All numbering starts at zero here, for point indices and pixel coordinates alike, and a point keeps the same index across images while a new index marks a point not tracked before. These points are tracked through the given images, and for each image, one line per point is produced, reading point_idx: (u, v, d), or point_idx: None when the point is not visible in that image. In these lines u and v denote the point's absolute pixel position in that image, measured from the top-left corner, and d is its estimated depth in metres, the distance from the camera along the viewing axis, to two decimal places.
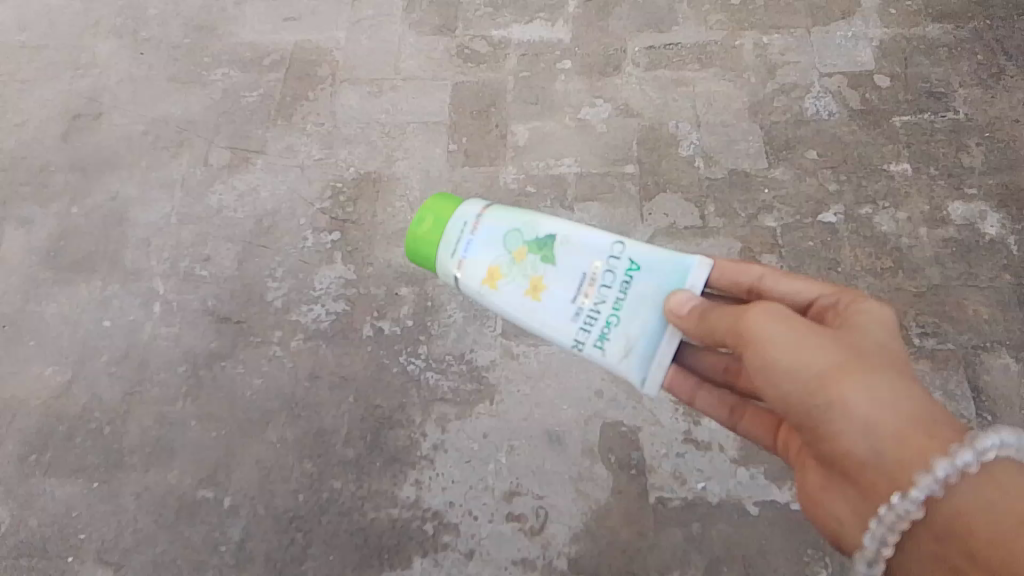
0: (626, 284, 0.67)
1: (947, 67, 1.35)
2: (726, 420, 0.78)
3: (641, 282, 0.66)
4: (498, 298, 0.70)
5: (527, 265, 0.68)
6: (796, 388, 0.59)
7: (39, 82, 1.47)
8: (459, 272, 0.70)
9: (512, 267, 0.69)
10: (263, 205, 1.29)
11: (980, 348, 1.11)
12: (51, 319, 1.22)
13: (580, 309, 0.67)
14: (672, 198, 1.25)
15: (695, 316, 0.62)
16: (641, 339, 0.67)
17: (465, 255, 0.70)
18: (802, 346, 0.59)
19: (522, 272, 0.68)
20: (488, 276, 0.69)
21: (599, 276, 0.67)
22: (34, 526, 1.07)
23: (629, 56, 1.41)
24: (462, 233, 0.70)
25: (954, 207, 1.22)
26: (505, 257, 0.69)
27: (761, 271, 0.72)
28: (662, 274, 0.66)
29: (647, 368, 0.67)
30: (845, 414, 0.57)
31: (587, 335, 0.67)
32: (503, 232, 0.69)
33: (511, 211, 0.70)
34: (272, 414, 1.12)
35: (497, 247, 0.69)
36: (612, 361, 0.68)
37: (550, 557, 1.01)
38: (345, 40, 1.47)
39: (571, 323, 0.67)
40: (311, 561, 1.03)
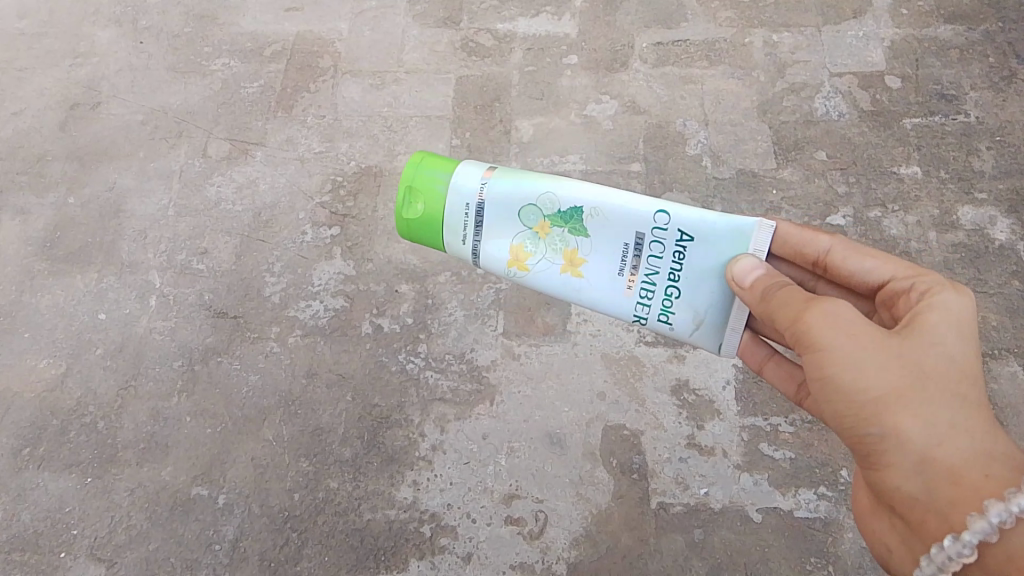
0: (679, 255, 0.68)
1: (959, 69, 1.33)
2: (794, 397, 0.77)
3: (696, 250, 0.67)
4: (531, 275, 0.73)
5: (556, 242, 0.70)
6: (848, 409, 0.59)
7: (37, 70, 1.45)
8: (485, 256, 0.72)
9: (539, 244, 0.71)
10: (262, 198, 1.27)
11: (988, 355, 1.10)
12: (45, 311, 1.20)
13: (628, 282, 0.69)
14: (677, 197, 1.23)
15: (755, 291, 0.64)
16: (709, 312, 0.69)
17: (478, 237, 0.71)
18: (862, 367, 0.58)
19: (552, 250, 0.70)
20: (515, 258, 0.72)
21: (644, 249, 0.68)
22: (26, 521, 1.05)
23: (636, 52, 1.39)
24: (466, 215, 0.71)
25: (964, 211, 1.20)
26: (529, 236, 0.70)
27: (831, 241, 0.70)
28: (719, 240, 0.67)
29: (719, 336, 0.70)
30: (898, 444, 0.57)
31: (647, 310, 0.70)
32: (521, 211, 0.70)
33: (523, 185, 0.70)
34: (269, 411, 1.10)
35: (518, 228, 0.70)
36: (683, 331, 0.71)
37: (550, 562, 0.99)
38: (348, 31, 1.45)
39: (621, 296, 0.70)
40: (305, 562, 1.01)
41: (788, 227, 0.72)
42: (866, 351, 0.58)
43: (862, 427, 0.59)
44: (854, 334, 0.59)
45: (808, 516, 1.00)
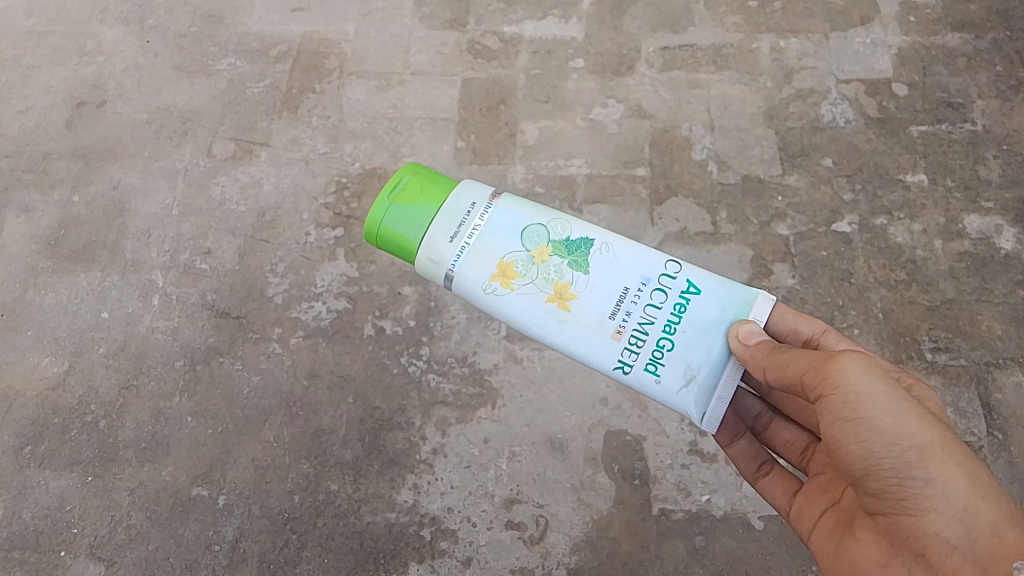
0: (681, 307, 0.68)
1: (966, 77, 1.33)
2: (750, 474, 0.83)
3: (697, 303, 0.68)
4: (512, 298, 0.70)
5: (551, 269, 0.69)
6: (889, 450, 0.60)
7: (43, 68, 1.45)
8: (469, 265, 0.70)
9: (532, 266, 0.69)
10: (266, 199, 1.27)
11: (992, 364, 1.09)
12: (48, 309, 1.20)
13: (617, 326, 0.68)
14: (682, 203, 1.23)
15: (764, 346, 0.65)
16: (701, 370, 0.67)
17: (469, 245, 0.70)
18: (900, 411, 0.61)
19: (544, 277, 0.69)
20: (501, 273, 0.69)
21: (645, 295, 0.68)
22: (27, 519, 1.06)
23: (643, 56, 1.38)
24: (466, 218, 0.71)
25: (970, 220, 1.20)
26: (525, 255, 0.70)
27: (823, 325, 0.75)
28: (723, 300, 0.69)
29: (705, 401, 0.68)
30: (937, 488, 0.60)
31: (634, 358, 0.68)
32: (527, 229, 0.70)
33: (537, 209, 0.71)
34: (270, 412, 1.10)
35: (517, 244, 0.70)
36: (670, 389, 0.68)
37: (550, 567, 0.99)
38: (354, 33, 1.44)
39: (605, 338, 0.68)
40: (305, 564, 1.01)
41: (784, 308, 0.76)
42: (899, 398, 0.62)
43: (900, 469, 0.60)
44: (887, 381, 0.62)
45: None
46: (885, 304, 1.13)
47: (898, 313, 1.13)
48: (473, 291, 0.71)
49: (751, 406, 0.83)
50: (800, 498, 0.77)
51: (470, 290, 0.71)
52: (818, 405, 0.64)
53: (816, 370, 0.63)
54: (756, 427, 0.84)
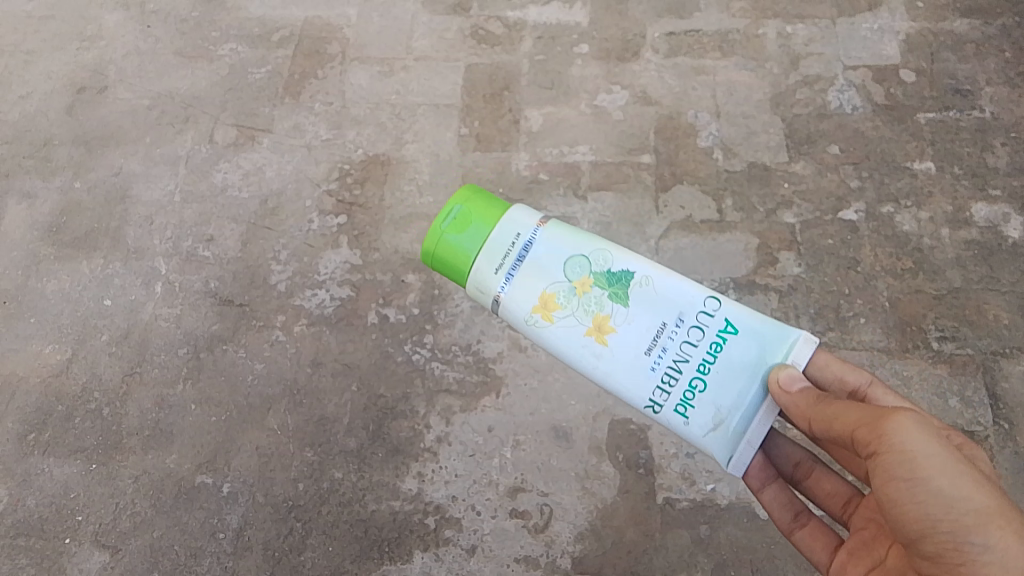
0: (718, 346, 0.67)
1: (974, 64, 1.32)
2: (786, 524, 0.81)
3: (733, 343, 0.67)
4: (554, 329, 0.69)
5: (593, 301, 0.69)
6: (946, 512, 0.59)
7: (44, 52, 1.44)
8: (513, 297, 0.70)
9: (572, 298, 0.69)
10: (268, 186, 1.26)
11: (999, 354, 1.09)
12: (51, 296, 1.19)
13: (652, 362, 0.67)
14: (688, 191, 1.22)
15: (807, 394, 0.66)
16: (732, 414, 0.67)
17: (514, 276, 0.70)
18: (957, 474, 0.60)
19: (585, 309, 0.69)
20: (543, 304, 0.69)
21: (684, 332, 0.67)
22: (31, 506, 1.06)
23: (648, 42, 1.37)
24: (512, 248, 0.70)
25: (978, 208, 1.19)
26: (566, 286, 0.69)
27: (870, 378, 0.74)
28: (763, 341, 0.67)
29: (734, 443, 0.68)
30: (997, 555, 0.58)
31: (665, 397, 0.68)
32: (569, 260, 0.69)
33: (580, 238, 0.70)
34: (274, 400, 1.10)
35: (559, 275, 0.69)
36: (699, 431, 0.68)
37: (554, 555, 0.99)
38: (356, 17, 1.43)
39: (640, 373, 0.68)
40: (310, 552, 1.01)
41: (831, 358, 0.75)
42: (956, 461, 0.61)
43: (955, 530, 0.59)
44: (945, 443, 0.62)
45: None
46: (891, 293, 1.13)
47: (904, 302, 1.12)
48: (517, 321, 0.71)
49: (792, 454, 0.82)
50: (841, 553, 0.75)
51: (513, 323, 0.71)
52: (872, 463, 0.63)
53: (870, 426, 0.63)
54: (797, 476, 0.83)
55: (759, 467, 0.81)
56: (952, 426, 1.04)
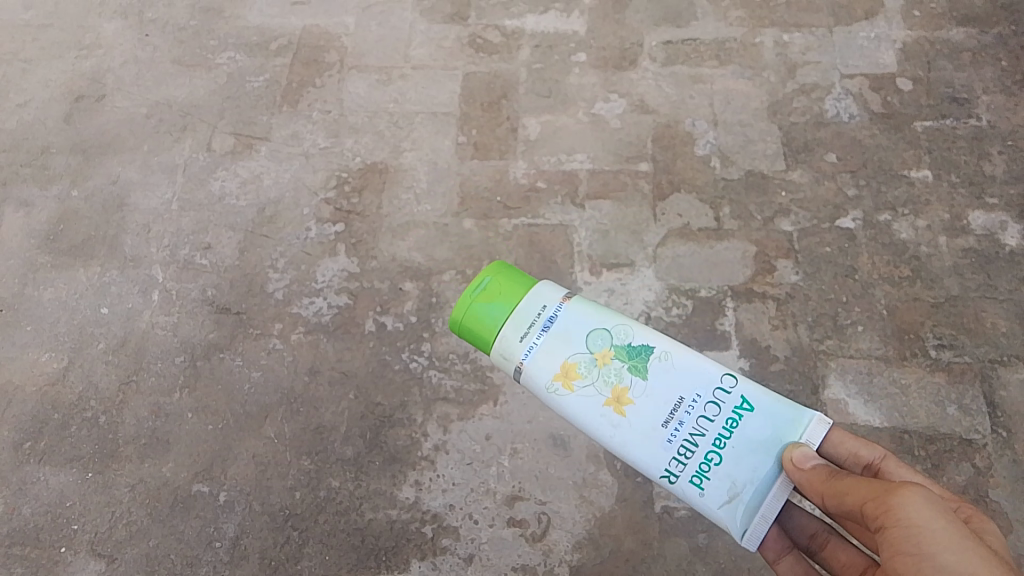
0: (733, 422, 0.67)
1: (971, 72, 1.32)
2: None
3: (749, 421, 0.67)
4: (573, 399, 0.69)
5: (613, 373, 0.68)
6: None
7: (42, 61, 1.44)
8: (534, 366, 0.69)
9: (592, 368, 0.69)
10: (266, 194, 1.26)
11: (998, 362, 1.08)
12: (47, 304, 1.19)
13: (669, 434, 0.67)
14: (685, 199, 1.23)
15: (820, 471, 0.64)
16: (746, 489, 0.67)
17: (538, 346, 0.70)
18: (966, 550, 0.58)
19: (604, 380, 0.68)
20: (563, 372, 0.69)
21: (701, 408, 0.67)
22: (27, 515, 1.05)
23: (646, 50, 1.37)
24: (537, 319, 0.70)
25: (975, 216, 1.19)
26: (587, 357, 0.69)
27: (883, 452, 0.73)
28: (778, 419, 0.67)
29: (747, 517, 0.67)
30: None
31: (681, 469, 0.67)
32: (592, 332, 0.69)
33: (603, 313, 0.70)
34: (271, 408, 1.09)
35: (581, 347, 0.69)
36: (712, 504, 0.67)
37: (552, 564, 0.99)
38: (354, 26, 1.44)
39: (655, 444, 0.67)
40: (306, 561, 1.01)
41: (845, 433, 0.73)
42: (961, 536, 0.59)
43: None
44: (953, 518, 0.60)
45: None
46: (889, 300, 1.13)
47: (902, 310, 1.12)
48: (537, 387, 0.70)
49: (807, 526, 0.80)
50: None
51: (533, 389, 0.71)
52: (880, 539, 0.62)
53: (877, 501, 0.62)
54: (813, 548, 0.81)
55: (774, 540, 0.78)
56: (951, 434, 1.04)
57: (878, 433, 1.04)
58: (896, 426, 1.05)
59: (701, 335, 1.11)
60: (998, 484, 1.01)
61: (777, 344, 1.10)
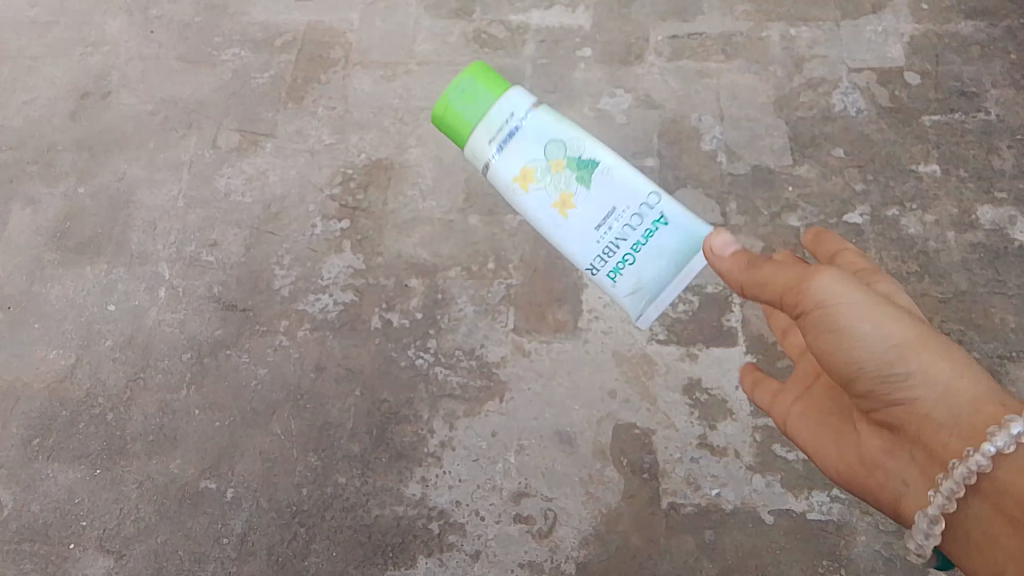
0: (650, 232, 0.72)
1: (979, 66, 1.31)
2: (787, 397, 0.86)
3: (665, 233, 0.72)
4: (527, 198, 0.73)
5: (562, 177, 0.71)
6: (868, 351, 0.64)
7: (47, 59, 1.44)
8: (496, 161, 0.72)
9: (546, 173, 0.71)
10: (271, 191, 1.26)
11: (1006, 358, 1.08)
12: (55, 302, 1.19)
13: (598, 236, 0.72)
14: (692, 194, 1.22)
15: (738, 256, 0.71)
16: (652, 283, 0.74)
17: (500, 148, 0.71)
18: (873, 314, 0.65)
19: (554, 186, 0.72)
20: (521, 174, 0.72)
21: (629, 216, 0.71)
22: (36, 512, 1.06)
23: (651, 45, 1.37)
24: (505, 123, 0.71)
25: (983, 211, 1.18)
26: (542, 163, 0.71)
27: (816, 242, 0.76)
28: (691, 231, 0.72)
29: (647, 306, 0.75)
30: (920, 379, 0.63)
31: (602, 264, 0.73)
32: (548, 141, 0.71)
33: (563, 122, 0.71)
34: (278, 405, 1.09)
35: (538, 150, 0.71)
36: (620, 291, 0.75)
37: (559, 560, 0.99)
38: (359, 22, 1.43)
39: (585, 241, 0.73)
40: (314, 557, 1.01)
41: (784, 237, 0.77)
42: (875, 302, 0.66)
43: (881, 367, 0.64)
44: (864, 291, 0.66)
45: (821, 518, 0.98)
46: None
47: None
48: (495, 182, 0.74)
49: None
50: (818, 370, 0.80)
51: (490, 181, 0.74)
52: (801, 322, 0.68)
53: (793, 288, 0.68)
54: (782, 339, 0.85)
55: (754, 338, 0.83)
56: None
57: None
58: None
59: (708, 331, 1.10)
60: None
61: None
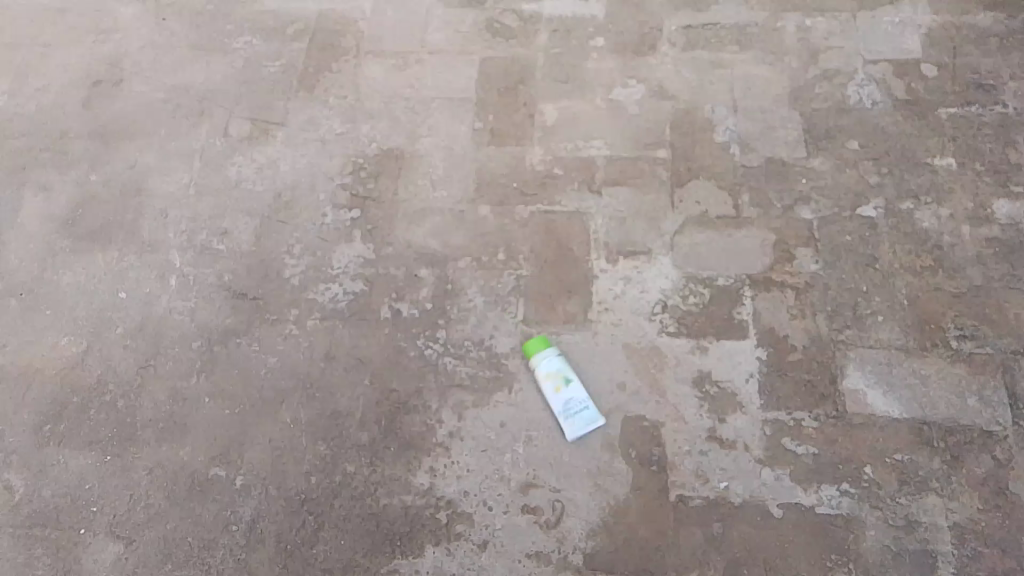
0: (565, 411, 1.04)
1: (997, 58, 1.30)
2: None
3: (572, 416, 1.04)
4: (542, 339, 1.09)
5: (550, 382, 1.05)
6: None
7: (60, 46, 1.44)
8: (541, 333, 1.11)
9: (548, 357, 1.07)
10: (282, 179, 1.26)
11: (1020, 353, 1.07)
12: (67, 289, 1.20)
13: (551, 388, 1.05)
14: (703, 186, 1.21)
15: None
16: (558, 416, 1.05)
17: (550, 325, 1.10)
18: None
19: (545, 364, 1.06)
20: (538, 348, 1.07)
21: (565, 409, 1.04)
22: (47, 497, 1.06)
23: (665, 36, 1.36)
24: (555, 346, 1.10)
25: (999, 205, 1.17)
26: (551, 352, 1.07)
27: None
28: (581, 428, 1.04)
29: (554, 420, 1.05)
30: None
31: (546, 388, 1.06)
32: (550, 369, 1.06)
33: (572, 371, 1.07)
34: (287, 393, 1.10)
35: (551, 352, 1.07)
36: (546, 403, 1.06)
37: (566, 552, 0.98)
38: (371, 11, 1.43)
39: (545, 381, 1.06)
40: (322, 544, 1.00)
41: None
42: None
43: None
44: None
45: (829, 512, 0.98)
46: (910, 290, 1.11)
47: (923, 300, 1.11)
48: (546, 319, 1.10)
49: None
50: None
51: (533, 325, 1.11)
52: None
53: None
54: None
55: None
56: (971, 425, 1.02)
57: (898, 425, 1.03)
58: (917, 418, 1.03)
59: (718, 324, 1.10)
60: (1020, 477, 0.99)
61: (795, 334, 1.09)
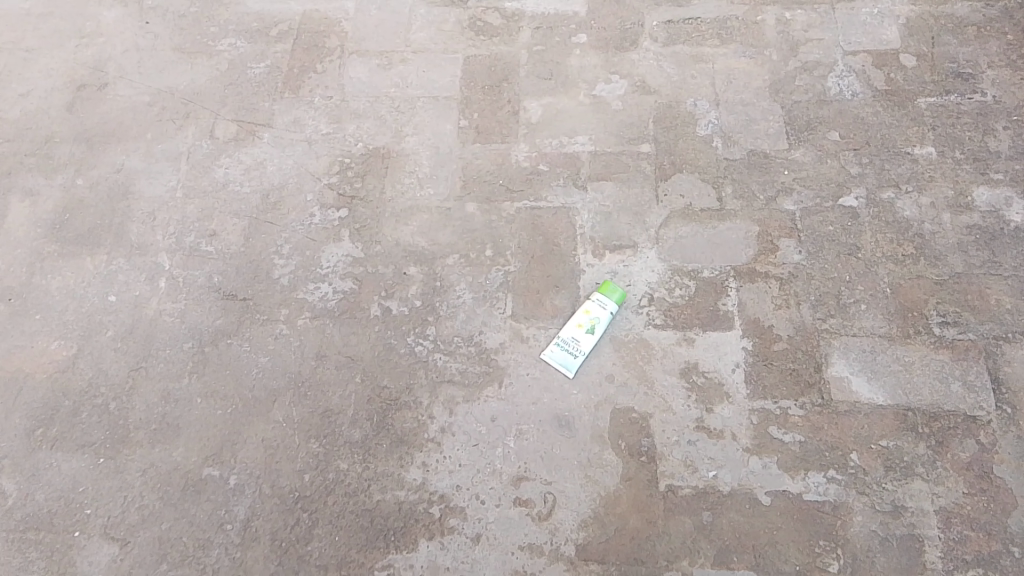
0: (563, 342, 1.09)
1: (976, 47, 1.31)
2: None
3: (562, 348, 1.09)
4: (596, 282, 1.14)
5: (582, 317, 1.11)
6: None
7: (43, 50, 1.44)
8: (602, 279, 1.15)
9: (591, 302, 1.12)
10: (269, 180, 1.27)
11: (1002, 338, 1.08)
12: (56, 293, 1.20)
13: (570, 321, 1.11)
14: (687, 179, 1.23)
15: None
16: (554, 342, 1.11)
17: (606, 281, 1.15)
18: None
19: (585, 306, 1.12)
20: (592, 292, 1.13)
21: (568, 340, 1.09)
22: (39, 501, 1.06)
23: (647, 31, 1.37)
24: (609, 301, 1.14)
25: (979, 193, 1.19)
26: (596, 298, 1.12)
27: None
28: (563, 365, 1.09)
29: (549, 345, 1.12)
30: None
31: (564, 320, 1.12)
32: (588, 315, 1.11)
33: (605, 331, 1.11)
34: (279, 393, 1.10)
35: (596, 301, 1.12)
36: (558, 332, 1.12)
37: (558, 543, 1.00)
38: (355, 11, 1.44)
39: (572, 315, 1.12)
40: (316, 542, 1.01)
41: None
42: None
43: None
44: None
45: (817, 498, 0.99)
46: (892, 278, 1.13)
47: (906, 287, 1.12)
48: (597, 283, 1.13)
49: None
50: None
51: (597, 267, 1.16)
52: None
53: None
54: None
55: None
56: (954, 411, 1.04)
57: (882, 411, 1.04)
58: (900, 404, 1.05)
59: (705, 315, 1.12)
60: (1002, 460, 1.01)
61: (780, 324, 1.10)
